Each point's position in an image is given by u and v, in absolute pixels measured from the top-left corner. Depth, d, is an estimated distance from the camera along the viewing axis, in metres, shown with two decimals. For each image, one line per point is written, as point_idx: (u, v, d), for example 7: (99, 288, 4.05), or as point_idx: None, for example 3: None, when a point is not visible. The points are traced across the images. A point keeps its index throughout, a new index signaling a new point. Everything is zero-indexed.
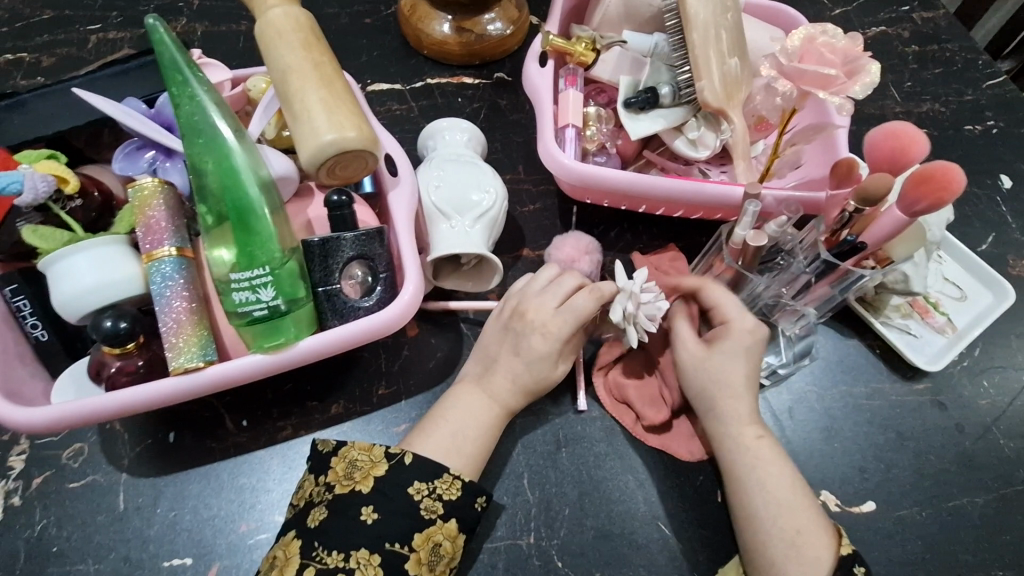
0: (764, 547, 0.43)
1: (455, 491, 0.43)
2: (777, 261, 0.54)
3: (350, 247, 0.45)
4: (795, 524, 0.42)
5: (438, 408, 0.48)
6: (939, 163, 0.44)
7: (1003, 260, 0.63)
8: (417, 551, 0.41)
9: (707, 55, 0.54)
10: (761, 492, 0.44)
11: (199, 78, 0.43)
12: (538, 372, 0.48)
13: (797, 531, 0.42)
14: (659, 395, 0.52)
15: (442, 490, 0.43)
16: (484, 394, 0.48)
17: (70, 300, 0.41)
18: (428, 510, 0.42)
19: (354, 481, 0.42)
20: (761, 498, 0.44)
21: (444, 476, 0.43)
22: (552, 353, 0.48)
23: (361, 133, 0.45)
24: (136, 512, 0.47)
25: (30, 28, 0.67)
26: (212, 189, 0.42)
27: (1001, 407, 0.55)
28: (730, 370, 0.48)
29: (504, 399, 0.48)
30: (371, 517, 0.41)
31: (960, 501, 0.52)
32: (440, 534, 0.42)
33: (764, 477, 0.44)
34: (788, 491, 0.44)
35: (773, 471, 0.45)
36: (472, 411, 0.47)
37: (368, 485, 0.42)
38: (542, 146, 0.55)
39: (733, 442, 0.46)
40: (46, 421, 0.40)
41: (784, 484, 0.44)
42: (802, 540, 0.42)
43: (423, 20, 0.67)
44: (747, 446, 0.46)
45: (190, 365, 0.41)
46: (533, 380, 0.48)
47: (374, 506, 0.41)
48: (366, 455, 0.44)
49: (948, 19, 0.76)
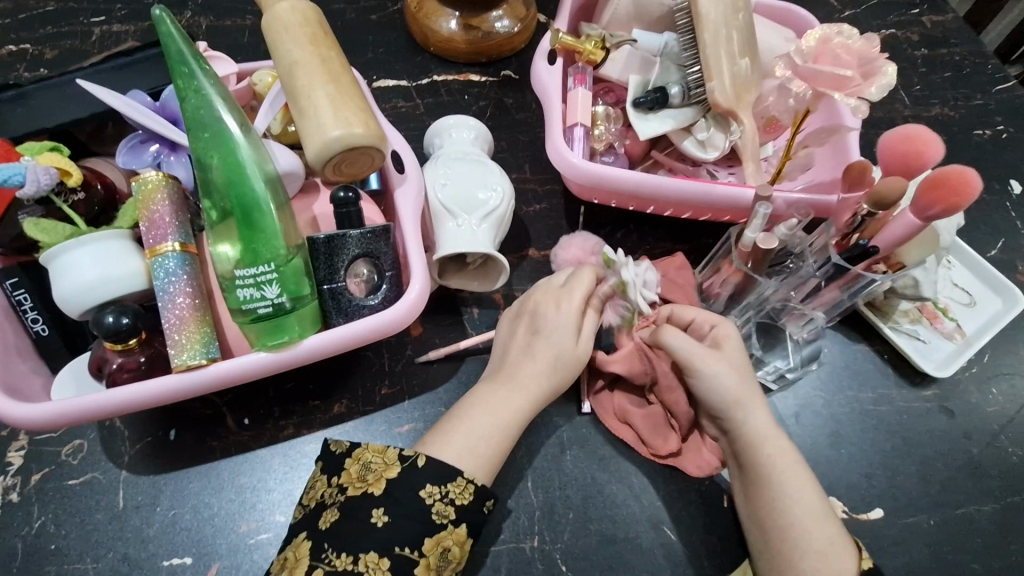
0: (795, 556, 0.41)
1: (468, 496, 0.42)
2: (786, 265, 0.54)
3: (355, 245, 0.44)
4: (828, 535, 0.41)
5: (456, 410, 0.47)
6: (953, 167, 0.43)
7: (1012, 266, 0.62)
8: (427, 556, 0.40)
9: (717, 55, 0.53)
10: (793, 499, 0.42)
11: (204, 71, 0.42)
12: (561, 355, 0.47)
13: (829, 542, 0.41)
14: (664, 424, 0.51)
15: (454, 495, 0.42)
16: (508, 386, 0.47)
17: (72, 294, 0.41)
18: (439, 515, 0.41)
19: (367, 483, 0.42)
20: (793, 506, 0.42)
21: (457, 479, 0.42)
22: (566, 344, 0.48)
23: (368, 129, 0.44)
24: (135, 511, 0.47)
25: (34, 20, 0.66)
26: (218, 184, 0.42)
27: (1009, 414, 0.55)
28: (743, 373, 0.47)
29: (529, 392, 0.47)
30: (382, 521, 0.40)
31: (968, 509, 0.51)
32: (450, 539, 0.41)
33: (796, 484, 0.43)
34: (818, 500, 0.43)
35: (804, 479, 0.43)
36: (479, 411, 0.46)
37: (380, 488, 0.41)
38: (550, 144, 0.54)
39: (771, 446, 0.44)
40: (45, 418, 0.39)
41: (814, 491, 0.43)
42: (834, 551, 0.41)
43: (430, 17, 0.66)
44: (781, 451, 0.44)
45: (192, 363, 0.41)
46: (550, 374, 0.47)
47: (384, 509, 0.40)
48: (379, 457, 0.43)
49: (957, 23, 0.76)
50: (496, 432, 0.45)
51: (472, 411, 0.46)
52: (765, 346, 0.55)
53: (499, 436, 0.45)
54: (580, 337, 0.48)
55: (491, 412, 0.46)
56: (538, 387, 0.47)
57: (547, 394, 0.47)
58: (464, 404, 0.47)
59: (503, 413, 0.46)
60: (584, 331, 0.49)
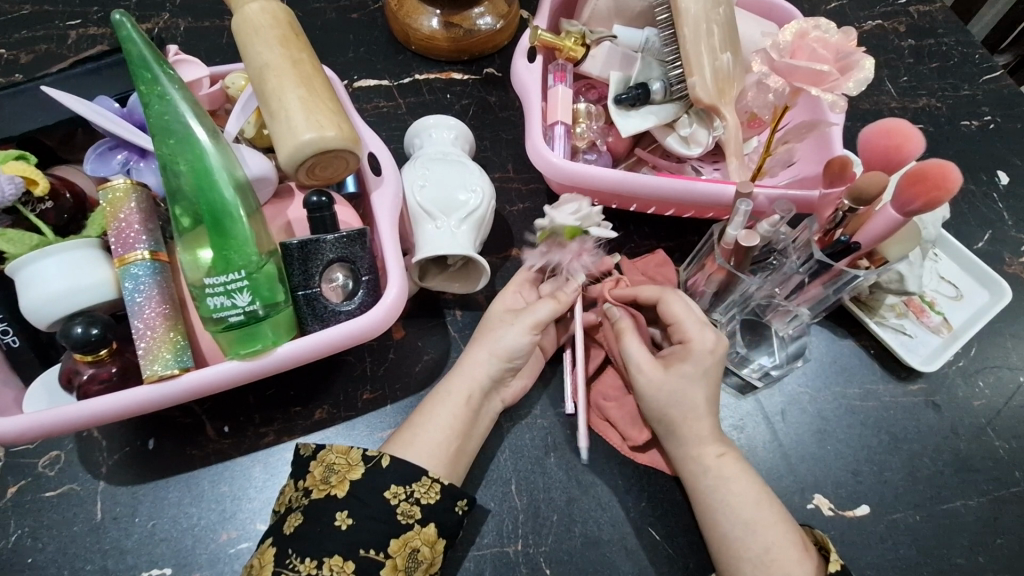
0: (737, 565, 0.42)
1: (434, 494, 0.42)
2: (770, 262, 0.53)
3: (330, 250, 0.44)
4: (764, 540, 0.42)
5: (419, 414, 0.47)
6: (935, 160, 0.42)
7: (999, 257, 0.62)
8: (393, 557, 0.40)
9: (698, 50, 0.52)
10: (724, 510, 0.43)
11: (169, 76, 0.42)
12: (500, 338, 0.48)
13: (767, 550, 0.41)
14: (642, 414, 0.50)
15: (420, 494, 0.42)
16: (459, 373, 0.48)
17: (38, 305, 0.40)
18: (404, 515, 0.41)
19: (329, 485, 0.41)
20: (731, 516, 0.43)
21: (422, 479, 0.42)
22: (511, 332, 0.48)
23: (341, 132, 0.43)
24: (113, 522, 0.46)
25: (8, 24, 0.65)
26: (186, 190, 0.41)
27: (996, 407, 0.55)
28: (690, 392, 0.46)
29: (473, 385, 0.48)
30: (346, 523, 0.40)
31: (954, 504, 0.51)
32: (417, 540, 0.41)
33: (729, 497, 0.44)
34: (765, 506, 0.43)
35: (737, 488, 0.44)
36: (448, 415, 0.46)
37: (344, 489, 0.41)
38: (530, 143, 0.54)
39: (695, 464, 0.45)
40: (16, 431, 0.39)
41: (753, 499, 0.43)
42: (772, 559, 0.41)
43: (410, 15, 0.65)
44: (708, 465, 0.45)
45: (164, 372, 0.40)
46: (492, 361, 0.48)
47: (349, 511, 0.40)
48: (342, 458, 0.43)
49: (945, 12, 0.75)
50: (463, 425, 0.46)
51: (437, 404, 0.47)
52: (751, 344, 0.56)
53: (453, 427, 0.46)
54: (524, 320, 0.48)
55: (453, 397, 0.47)
56: (478, 370, 0.48)
57: (489, 378, 0.48)
58: (427, 405, 0.47)
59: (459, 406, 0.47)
60: (531, 312, 0.49)
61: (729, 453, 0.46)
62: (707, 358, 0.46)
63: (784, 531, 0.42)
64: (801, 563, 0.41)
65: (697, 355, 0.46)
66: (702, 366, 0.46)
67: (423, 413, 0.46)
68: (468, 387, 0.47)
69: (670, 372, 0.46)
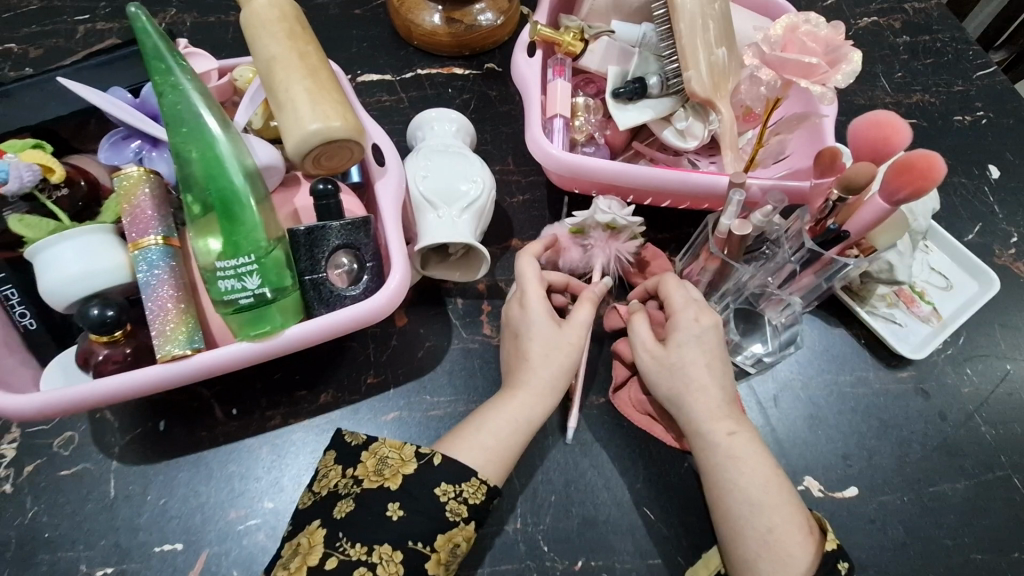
0: (738, 543, 0.42)
1: (480, 495, 0.43)
2: (763, 251, 0.56)
3: (336, 236, 0.45)
4: (770, 520, 0.42)
5: (476, 415, 0.47)
6: (920, 151, 0.44)
7: (989, 249, 0.63)
8: (438, 551, 0.41)
9: (693, 45, 0.54)
10: (734, 488, 0.43)
11: (181, 67, 0.43)
12: (554, 349, 0.48)
13: (771, 530, 0.41)
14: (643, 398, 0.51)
15: (468, 494, 0.43)
16: (522, 387, 0.48)
17: (55, 288, 0.41)
18: (453, 513, 0.42)
19: (383, 478, 0.43)
20: (736, 494, 0.43)
21: (472, 479, 0.43)
22: (540, 323, 0.49)
23: (346, 123, 0.45)
24: (125, 501, 0.48)
25: (18, 19, 0.67)
26: (198, 178, 0.42)
27: (983, 395, 0.56)
28: (695, 364, 0.47)
29: (539, 390, 0.47)
30: (397, 514, 0.41)
31: (941, 487, 0.52)
32: (460, 536, 0.42)
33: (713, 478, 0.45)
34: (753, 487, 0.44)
35: None
36: (500, 417, 0.46)
37: (396, 483, 0.42)
38: (530, 135, 0.55)
39: (707, 440, 0.45)
40: (34, 408, 0.40)
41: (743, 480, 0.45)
42: (775, 538, 0.41)
43: (412, 10, 0.66)
44: (719, 442, 0.45)
45: (176, 353, 0.42)
46: (541, 368, 0.48)
47: (400, 504, 0.41)
48: (395, 452, 0.44)
49: (940, 9, 0.76)
50: (528, 422, 0.47)
51: (493, 412, 0.47)
52: (744, 332, 0.57)
53: (486, 424, 0.46)
54: (571, 329, 0.49)
55: (507, 402, 0.47)
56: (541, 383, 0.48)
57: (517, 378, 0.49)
58: (495, 403, 0.48)
59: (513, 416, 0.47)
60: (573, 322, 0.49)
61: (740, 432, 0.45)
62: (693, 326, 0.48)
63: (790, 515, 0.42)
64: (801, 544, 0.41)
65: (684, 324, 0.48)
66: (694, 334, 0.47)
67: (480, 424, 0.46)
68: (525, 396, 0.47)
69: (669, 348, 0.48)
